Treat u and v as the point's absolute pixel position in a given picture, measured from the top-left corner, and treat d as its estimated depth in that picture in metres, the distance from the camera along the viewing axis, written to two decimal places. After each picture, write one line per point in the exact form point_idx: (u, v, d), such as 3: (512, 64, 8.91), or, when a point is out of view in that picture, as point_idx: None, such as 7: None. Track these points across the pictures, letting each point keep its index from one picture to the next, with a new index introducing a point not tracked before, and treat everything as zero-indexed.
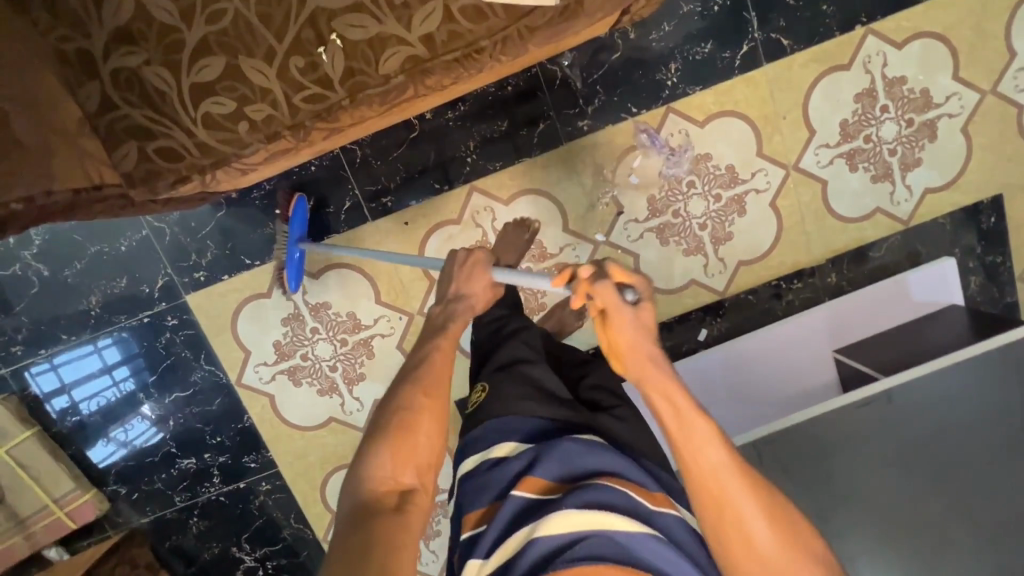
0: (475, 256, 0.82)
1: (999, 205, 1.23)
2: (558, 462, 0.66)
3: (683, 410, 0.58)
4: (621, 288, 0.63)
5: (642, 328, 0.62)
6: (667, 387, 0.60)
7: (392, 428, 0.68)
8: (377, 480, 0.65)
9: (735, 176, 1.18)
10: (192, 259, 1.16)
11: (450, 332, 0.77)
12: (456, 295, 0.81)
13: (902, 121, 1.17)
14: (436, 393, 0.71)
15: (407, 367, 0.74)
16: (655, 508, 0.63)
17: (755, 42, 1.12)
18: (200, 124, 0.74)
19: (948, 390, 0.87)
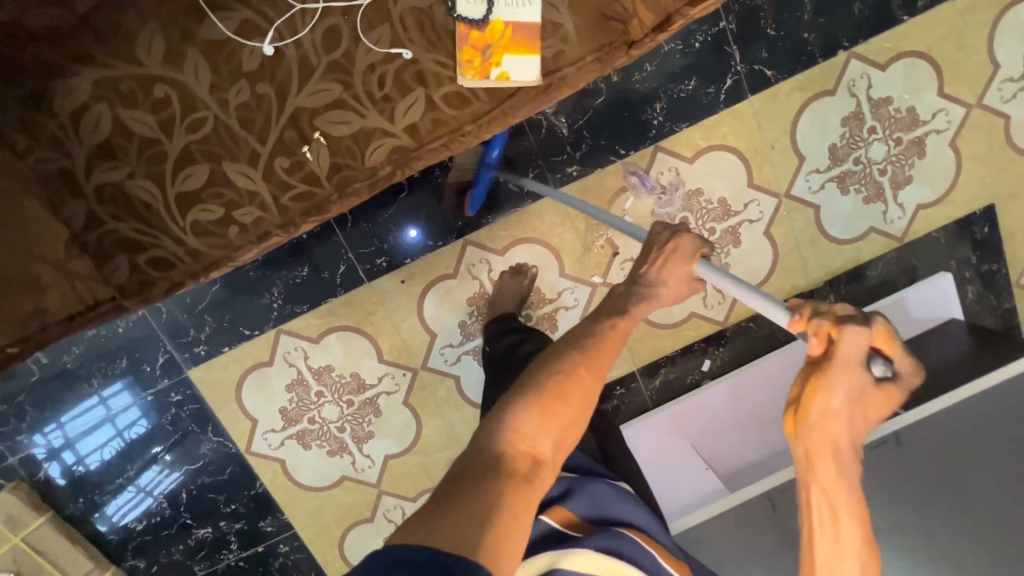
0: (682, 244, 0.74)
1: (992, 215, 1.23)
2: (593, 503, 0.71)
3: (832, 480, 0.61)
4: (873, 355, 0.62)
5: (865, 398, 0.62)
6: (823, 451, 0.61)
7: (549, 388, 0.62)
8: (519, 435, 0.58)
9: (728, 208, 1.18)
10: (190, 334, 1.16)
11: (632, 315, 0.73)
12: (653, 280, 0.74)
13: (890, 141, 1.17)
14: (598, 368, 0.66)
15: (568, 339, 0.69)
16: (671, 572, 0.68)
17: (739, 75, 1.11)
18: (189, 231, 0.74)
19: (949, 428, 0.92)
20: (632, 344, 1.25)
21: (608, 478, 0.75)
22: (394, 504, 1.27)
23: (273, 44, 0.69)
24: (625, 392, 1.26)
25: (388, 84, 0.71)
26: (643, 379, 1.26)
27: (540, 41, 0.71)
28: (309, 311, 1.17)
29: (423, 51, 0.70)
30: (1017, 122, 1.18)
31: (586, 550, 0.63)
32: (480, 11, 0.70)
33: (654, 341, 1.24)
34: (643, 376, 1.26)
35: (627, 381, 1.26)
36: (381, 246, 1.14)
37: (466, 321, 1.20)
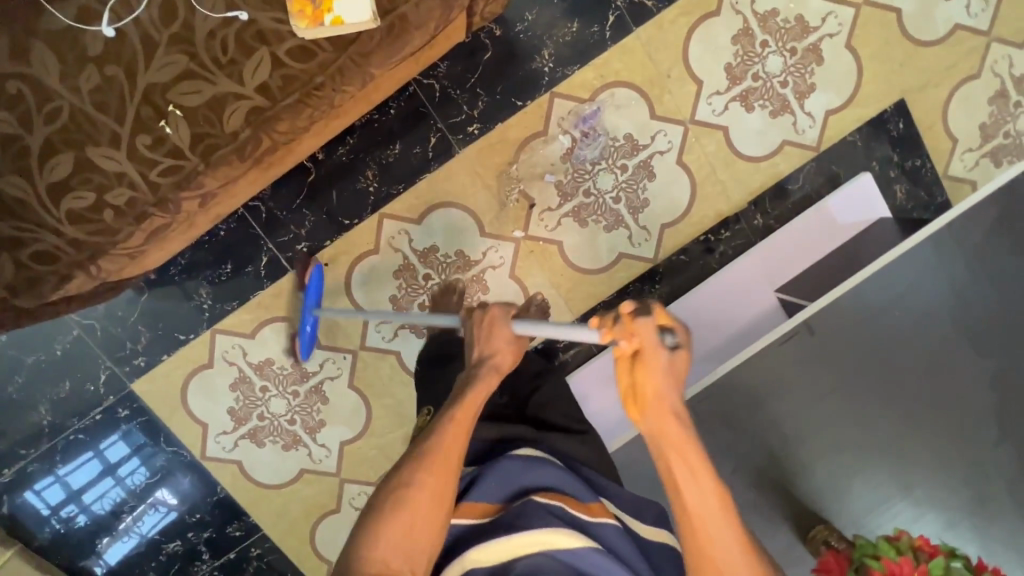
0: (493, 313, 0.77)
1: (904, 110, 1.22)
2: (504, 483, 0.67)
3: (678, 442, 0.55)
4: (661, 329, 0.59)
5: (674, 371, 0.58)
6: (667, 429, 0.56)
7: (388, 503, 0.61)
8: (366, 571, 0.57)
9: (635, 143, 1.18)
10: (128, 347, 1.18)
11: (468, 402, 0.68)
12: (482, 357, 0.75)
13: (785, 52, 1.18)
14: (446, 464, 0.63)
15: (417, 444, 0.66)
16: (592, 517, 0.63)
17: (620, 10, 1.13)
18: (66, 221, 0.75)
19: (853, 310, 0.96)
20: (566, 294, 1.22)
21: (511, 450, 0.72)
22: (359, 490, 1.27)
23: (112, 25, 0.72)
24: (568, 343, 1.25)
25: (231, 48, 0.73)
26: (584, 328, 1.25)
27: None
28: (239, 307, 1.18)
29: (258, 12, 0.73)
30: (908, 14, 1.19)
31: (492, 542, 0.58)
32: None
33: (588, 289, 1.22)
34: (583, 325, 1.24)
35: None
36: (299, 234, 1.16)
37: (396, 295, 1.20)
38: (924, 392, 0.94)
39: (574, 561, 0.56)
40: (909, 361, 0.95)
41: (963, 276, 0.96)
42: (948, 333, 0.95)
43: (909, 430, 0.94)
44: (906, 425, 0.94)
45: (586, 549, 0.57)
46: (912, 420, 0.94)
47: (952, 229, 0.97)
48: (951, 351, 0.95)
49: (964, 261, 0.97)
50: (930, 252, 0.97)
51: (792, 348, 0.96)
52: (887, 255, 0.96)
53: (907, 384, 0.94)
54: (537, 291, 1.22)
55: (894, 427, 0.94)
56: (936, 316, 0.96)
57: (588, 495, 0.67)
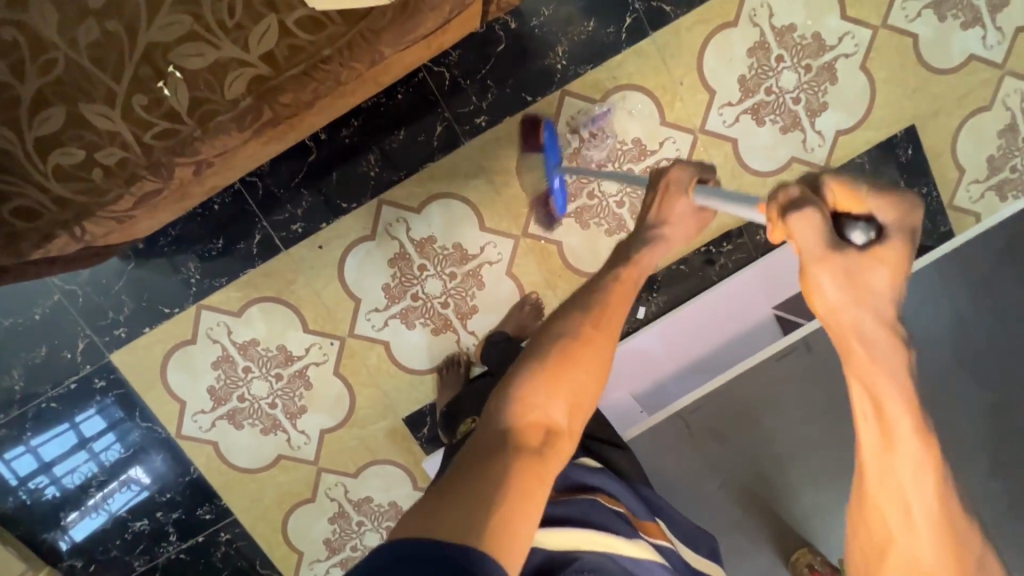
0: (671, 177, 0.71)
1: (914, 136, 1.21)
2: (564, 477, 0.71)
3: (874, 373, 0.47)
4: (843, 222, 0.45)
5: (868, 282, 0.45)
6: (852, 353, 0.48)
7: (553, 352, 0.61)
8: (522, 411, 0.57)
9: (644, 148, 1.17)
10: (109, 316, 1.14)
11: (638, 260, 0.69)
12: (652, 224, 0.71)
13: (800, 68, 1.17)
14: (605, 330, 0.64)
15: (525, 358, 0.62)
16: (649, 536, 0.69)
17: (637, 13, 1.12)
18: (52, 177, 0.73)
19: None
20: (562, 295, 1.20)
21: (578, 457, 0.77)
22: (336, 480, 1.24)
23: None
24: None
25: (238, 12, 0.71)
26: None
27: None
28: (228, 284, 1.15)
29: None
30: (925, 40, 1.18)
31: (565, 525, 0.61)
32: None
33: None
34: None
35: None
36: (295, 214, 1.14)
37: (389, 284, 1.18)
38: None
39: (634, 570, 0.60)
40: None
41: (966, 309, 0.95)
42: (947, 365, 0.94)
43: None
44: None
45: (644, 562, 0.62)
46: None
47: (956, 257, 0.96)
48: (948, 381, 0.94)
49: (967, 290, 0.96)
50: (935, 281, 0.96)
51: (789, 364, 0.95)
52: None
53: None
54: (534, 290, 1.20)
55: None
56: (935, 344, 0.95)
57: (643, 513, 0.72)
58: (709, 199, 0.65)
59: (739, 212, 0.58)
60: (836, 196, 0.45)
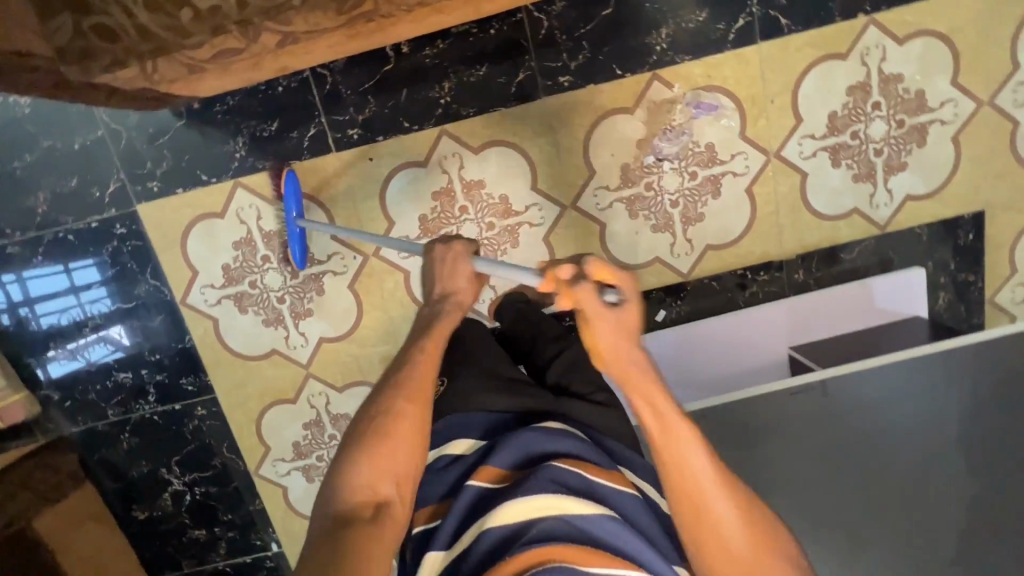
0: (439, 252, 0.87)
1: (979, 222, 1.19)
2: (517, 450, 0.70)
3: (654, 399, 0.63)
4: (603, 287, 0.67)
5: (625, 323, 0.65)
6: (642, 375, 0.64)
7: (372, 431, 0.73)
8: (354, 490, 0.70)
9: (714, 155, 1.14)
10: (147, 167, 1.13)
11: (437, 330, 0.82)
12: (442, 294, 0.87)
13: (892, 121, 1.14)
14: (423, 390, 0.76)
15: (377, 401, 0.76)
16: (612, 487, 0.67)
17: (752, 17, 1.08)
18: (140, 5, 0.72)
19: (883, 387, 0.95)
20: None
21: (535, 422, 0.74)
22: (321, 389, 1.25)
23: None
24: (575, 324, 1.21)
25: None
26: None
27: None
28: (271, 169, 1.14)
29: None
30: None
31: (511, 500, 0.63)
32: None
33: None
34: None
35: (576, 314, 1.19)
36: (356, 119, 1.12)
37: (427, 215, 1.17)
38: (907, 493, 0.94)
39: (586, 525, 0.61)
40: (906, 459, 0.94)
41: (986, 390, 0.94)
42: (950, 441, 0.94)
43: (867, 527, 0.94)
44: (869, 518, 0.94)
45: (597, 515, 0.62)
46: (877, 514, 0.94)
47: (996, 350, 0.94)
48: (943, 466, 0.94)
49: (991, 382, 0.94)
50: (972, 357, 0.94)
51: (801, 402, 0.96)
52: (925, 350, 0.94)
53: (890, 482, 0.94)
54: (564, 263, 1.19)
55: (861, 514, 0.94)
56: (943, 428, 0.94)
57: (604, 459, 0.70)
58: (486, 266, 0.83)
59: (524, 281, 0.75)
60: (598, 270, 0.67)
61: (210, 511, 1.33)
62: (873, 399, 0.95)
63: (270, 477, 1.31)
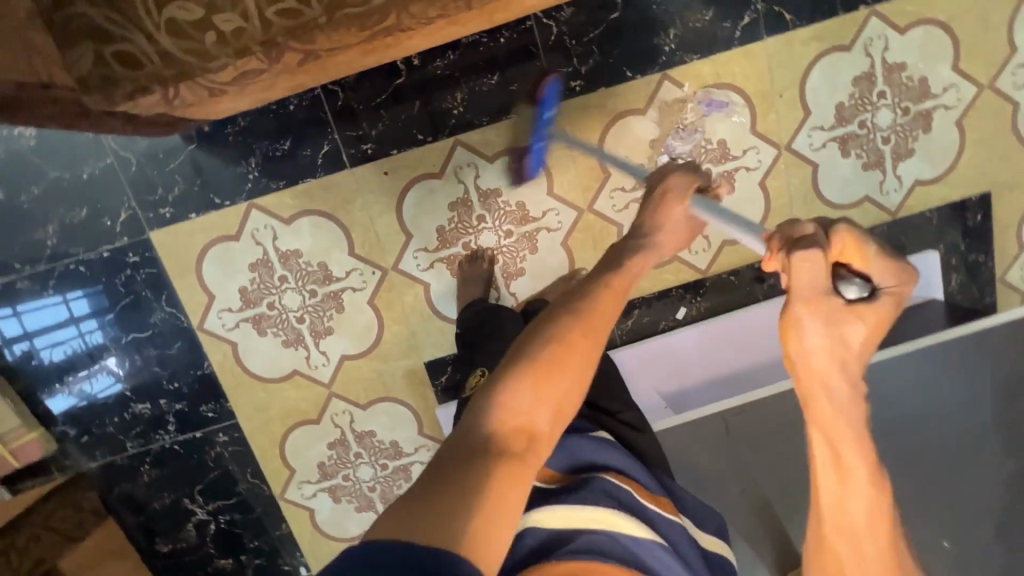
0: (671, 183, 0.78)
1: (986, 203, 1.22)
2: (567, 455, 0.73)
3: (823, 374, 0.64)
4: (844, 271, 0.62)
5: (837, 314, 0.61)
6: (815, 360, 0.64)
7: (532, 355, 0.60)
8: (509, 414, 0.56)
9: (726, 151, 1.16)
10: (158, 193, 1.11)
11: (626, 267, 0.72)
12: (646, 231, 0.76)
13: (897, 109, 1.16)
14: (594, 332, 0.64)
15: (544, 325, 0.64)
16: (659, 511, 0.71)
17: (757, 13, 1.10)
18: (162, 29, 0.70)
19: (905, 376, 1.02)
20: None
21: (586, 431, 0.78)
22: (344, 408, 1.24)
23: None
24: None
25: None
26: (615, 318, 1.22)
27: None
28: (285, 189, 1.13)
29: None
30: None
31: (560, 505, 0.62)
32: None
33: None
34: (616, 316, 1.22)
35: None
36: (370, 133, 1.11)
37: (444, 227, 1.16)
38: (950, 482, 0.95)
39: (632, 546, 0.62)
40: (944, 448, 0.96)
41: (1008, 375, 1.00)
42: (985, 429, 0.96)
43: (924, 516, 0.93)
44: (924, 507, 0.94)
45: (640, 538, 0.63)
46: (932, 502, 0.94)
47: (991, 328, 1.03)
48: (980, 445, 0.96)
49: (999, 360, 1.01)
50: (977, 345, 1.02)
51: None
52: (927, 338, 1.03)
53: (930, 472, 0.95)
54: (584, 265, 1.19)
55: (914, 502, 0.94)
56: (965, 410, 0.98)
57: (645, 483, 0.74)
58: (708, 213, 0.74)
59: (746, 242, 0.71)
60: (847, 245, 0.61)
61: (236, 539, 1.30)
62: (892, 386, 1.02)
63: (296, 500, 1.29)
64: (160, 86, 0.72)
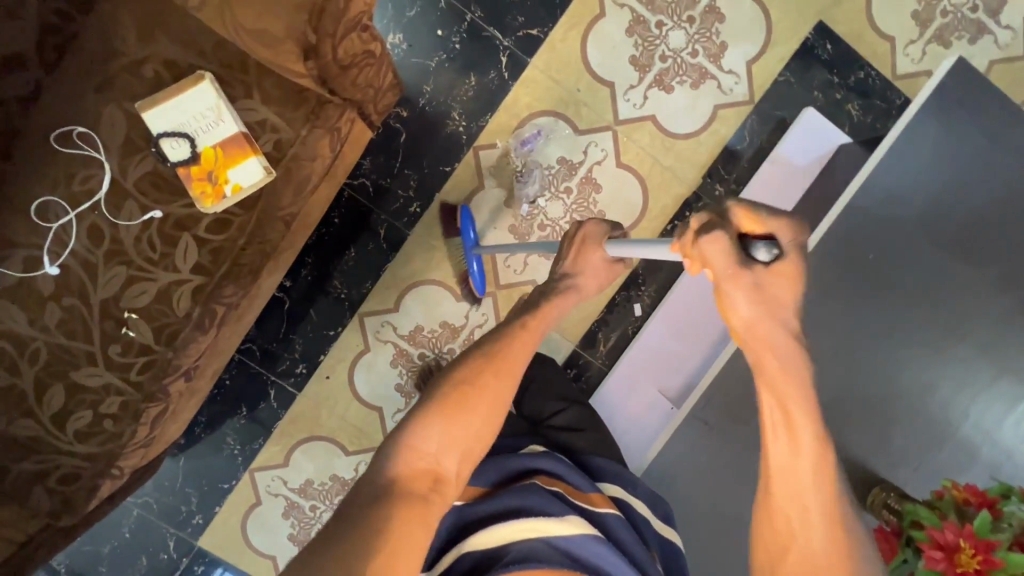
0: (587, 231, 0.75)
1: (826, 30, 1.17)
2: (501, 471, 0.72)
3: (783, 378, 0.52)
4: (752, 242, 0.50)
5: (766, 292, 0.51)
6: (766, 355, 0.52)
7: (448, 401, 0.64)
8: (418, 455, 0.60)
9: (571, 163, 1.18)
10: (184, 510, 1.26)
11: (543, 310, 0.72)
12: (564, 277, 0.75)
13: (683, 24, 1.16)
14: (508, 379, 0.67)
15: (485, 347, 0.69)
16: (593, 507, 0.69)
17: (509, 49, 1.14)
18: (76, 441, 0.82)
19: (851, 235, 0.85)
20: (559, 326, 1.23)
21: (524, 450, 0.77)
22: None
23: (54, 264, 0.78)
24: (579, 371, 1.23)
25: (159, 244, 0.79)
26: (587, 351, 1.23)
27: (251, 145, 0.76)
28: (267, 442, 1.25)
29: (168, 204, 0.78)
30: None
31: (491, 527, 0.62)
32: (187, 149, 0.76)
33: (579, 313, 1.22)
34: (585, 349, 1.23)
35: (574, 361, 1.23)
36: (296, 359, 1.22)
37: (401, 382, 1.24)
38: (950, 307, 0.85)
39: (569, 547, 0.61)
40: (923, 281, 0.85)
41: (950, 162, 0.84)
42: (948, 234, 0.85)
43: (942, 365, 0.85)
44: (942, 351, 0.85)
45: (579, 534, 0.61)
46: (943, 352, 0.85)
47: (919, 122, 0.84)
48: (955, 260, 0.85)
49: (930, 159, 0.84)
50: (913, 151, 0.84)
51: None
52: (857, 178, 0.85)
53: (929, 309, 0.85)
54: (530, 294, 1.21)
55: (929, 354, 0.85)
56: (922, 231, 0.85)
57: (580, 482, 0.72)
58: (619, 250, 0.69)
59: (654, 254, 0.61)
60: (745, 220, 0.50)
61: None
62: (848, 254, 0.85)
63: None
64: (103, 473, 0.85)
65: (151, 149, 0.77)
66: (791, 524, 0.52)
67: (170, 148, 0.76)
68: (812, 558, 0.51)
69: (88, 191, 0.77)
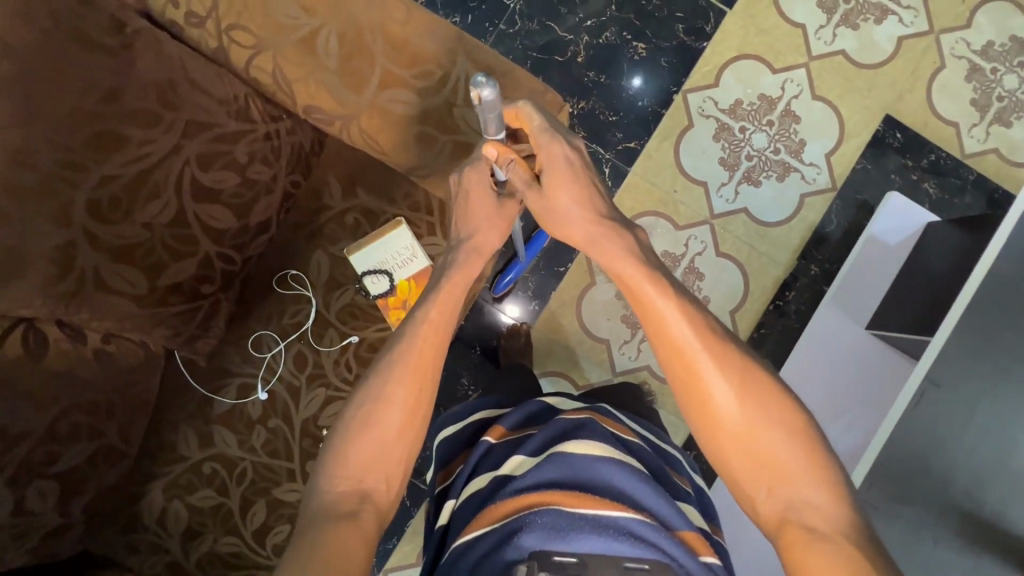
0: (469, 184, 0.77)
1: (894, 122, 1.30)
2: (520, 414, 0.71)
3: (611, 256, 0.72)
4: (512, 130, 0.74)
5: (553, 177, 0.73)
6: (599, 242, 0.73)
7: (361, 417, 0.64)
8: (340, 479, 0.61)
9: (674, 257, 1.29)
10: None
11: (449, 287, 0.73)
12: (466, 235, 0.78)
13: (764, 127, 1.30)
14: (420, 375, 0.67)
15: (389, 348, 0.69)
16: (622, 432, 0.66)
17: (611, 161, 1.29)
18: (274, 555, 0.87)
19: (987, 319, 0.89)
20: (676, 409, 1.27)
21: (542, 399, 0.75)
22: None
23: (263, 389, 0.88)
24: (698, 452, 1.26)
25: (354, 365, 0.88)
26: None
27: None
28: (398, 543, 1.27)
29: (362, 330, 0.88)
30: (852, 49, 1.30)
31: (519, 456, 0.62)
32: (384, 283, 0.87)
33: None
34: None
35: (693, 443, 1.26)
36: (425, 461, 1.21)
37: None
38: None
39: (599, 469, 0.57)
40: None
41: None
42: None
43: None
44: None
45: (602, 460, 0.58)
46: None
47: None
48: None
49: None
50: None
51: (928, 408, 0.88)
52: (981, 266, 0.90)
53: None
54: (644, 380, 1.27)
55: None
56: None
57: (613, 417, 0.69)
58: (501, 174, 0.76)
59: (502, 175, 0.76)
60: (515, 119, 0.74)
61: None
62: (984, 337, 0.89)
63: None
64: None
65: (351, 284, 0.89)
66: (688, 391, 0.65)
67: (371, 283, 0.87)
68: (715, 400, 0.63)
69: (296, 323, 0.88)
